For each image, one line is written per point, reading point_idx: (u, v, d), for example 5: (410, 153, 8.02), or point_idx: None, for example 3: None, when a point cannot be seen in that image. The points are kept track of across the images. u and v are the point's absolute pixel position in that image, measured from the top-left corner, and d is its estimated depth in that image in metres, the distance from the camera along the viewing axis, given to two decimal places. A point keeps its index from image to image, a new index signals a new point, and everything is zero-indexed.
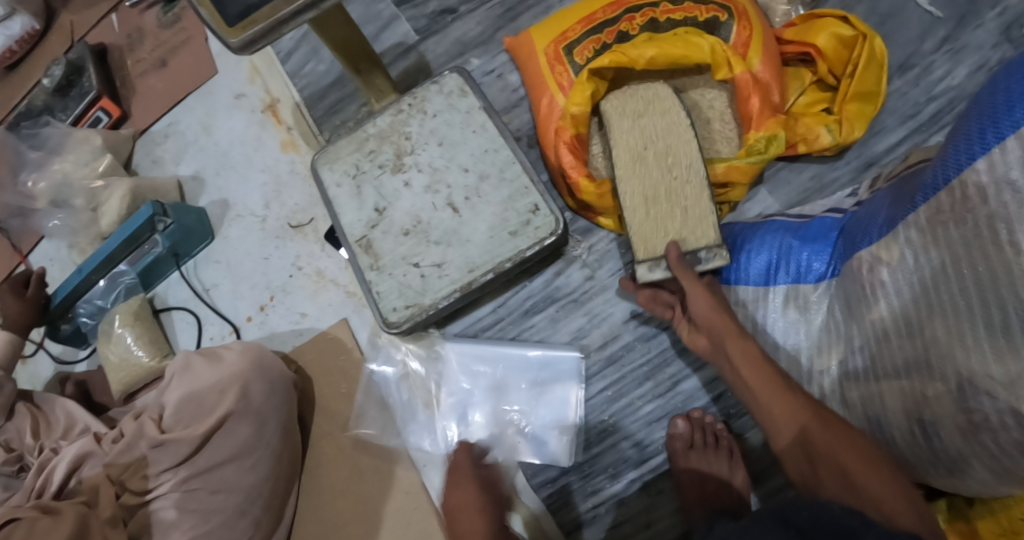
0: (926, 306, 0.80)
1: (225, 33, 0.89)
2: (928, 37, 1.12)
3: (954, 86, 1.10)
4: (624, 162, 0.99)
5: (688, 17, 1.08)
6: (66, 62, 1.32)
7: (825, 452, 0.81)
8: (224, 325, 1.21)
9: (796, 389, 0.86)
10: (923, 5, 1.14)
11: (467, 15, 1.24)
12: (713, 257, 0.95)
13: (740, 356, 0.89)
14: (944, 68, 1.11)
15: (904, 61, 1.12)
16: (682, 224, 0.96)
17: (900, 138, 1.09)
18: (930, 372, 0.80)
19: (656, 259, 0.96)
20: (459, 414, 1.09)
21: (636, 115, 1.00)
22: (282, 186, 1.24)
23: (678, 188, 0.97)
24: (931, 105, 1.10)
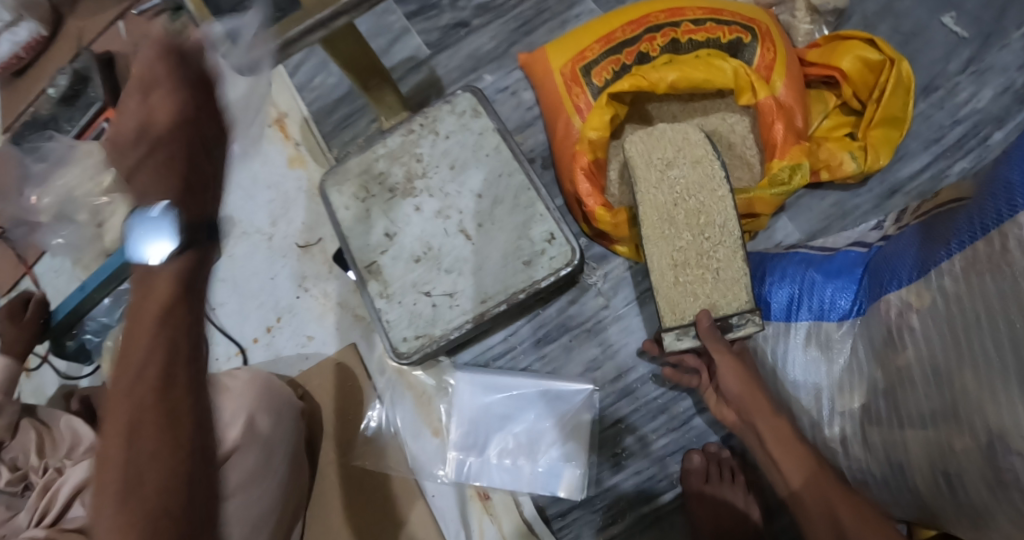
0: (955, 355, 0.75)
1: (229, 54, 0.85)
2: (954, 57, 1.07)
3: (979, 109, 1.05)
4: (652, 222, 0.92)
5: (711, 38, 1.03)
6: (72, 71, 1.30)
7: (830, 506, 0.82)
8: (231, 344, 1.17)
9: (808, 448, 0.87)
10: (948, 25, 1.08)
11: (480, 29, 1.20)
12: (746, 324, 0.88)
13: (755, 414, 0.89)
14: (970, 91, 1.06)
15: (927, 83, 1.07)
16: (715, 288, 0.90)
17: (925, 164, 1.05)
18: (957, 423, 0.75)
19: (686, 327, 0.90)
20: (469, 445, 1.06)
21: (665, 165, 0.93)
22: (288, 203, 1.21)
23: (711, 251, 0.91)
24: (956, 129, 1.05)
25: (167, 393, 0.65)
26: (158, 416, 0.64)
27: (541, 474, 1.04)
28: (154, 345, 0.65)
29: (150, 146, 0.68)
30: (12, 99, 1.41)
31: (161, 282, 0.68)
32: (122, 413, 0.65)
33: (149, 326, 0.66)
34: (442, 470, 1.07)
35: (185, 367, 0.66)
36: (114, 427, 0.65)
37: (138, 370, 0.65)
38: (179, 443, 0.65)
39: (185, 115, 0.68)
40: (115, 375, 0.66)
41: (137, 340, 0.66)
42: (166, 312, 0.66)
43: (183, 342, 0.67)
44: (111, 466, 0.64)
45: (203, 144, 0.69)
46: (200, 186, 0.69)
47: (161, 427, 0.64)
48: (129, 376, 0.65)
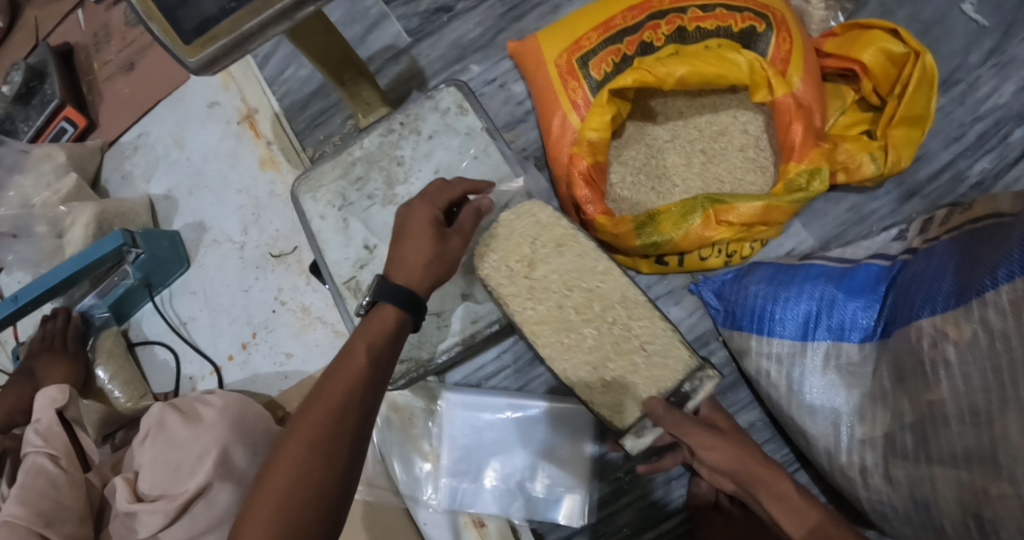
0: (998, 395, 0.69)
1: (181, 52, 0.75)
2: (975, 48, 0.96)
3: (1002, 105, 0.94)
4: (547, 336, 0.78)
5: (721, 26, 0.93)
6: (26, 67, 1.19)
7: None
8: (204, 364, 1.11)
9: (813, 500, 0.76)
10: (968, 13, 0.97)
11: (465, 14, 1.09)
12: (701, 386, 0.75)
13: (749, 470, 0.77)
14: (991, 85, 0.95)
15: (946, 76, 0.97)
16: (642, 378, 0.76)
17: (944, 165, 0.95)
18: (995, 468, 0.69)
19: (641, 422, 0.75)
20: (463, 470, 1.00)
21: (528, 268, 0.79)
22: (261, 209, 1.12)
23: (625, 333, 0.77)
24: (977, 126, 0.95)
25: (336, 441, 0.68)
26: (325, 460, 0.67)
27: (539, 500, 0.98)
28: (348, 395, 0.71)
29: (403, 223, 0.82)
30: None
31: (365, 343, 0.74)
32: (293, 454, 0.67)
33: (344, 380, 0.72)
34: (434, 495, 1.00)
35: (358, 421, 0.71)
36: (279, 468, 0.67)
37: (318, 413, 0.69)
38: (328, 489, 0.67)
39: (419, 211, 0.82)
40: (295, 417, 0.70)
41: (328, 392, 0.71)
42: (356, 374, 0.72)
43: (367, 401, 0.72)
44: (263, 508, 0.65)
45: (426, 231, 0.80)
46: (424, 258, 0.79)
47: (334, 435, 0.69)
48: (326, 418, 0.69)
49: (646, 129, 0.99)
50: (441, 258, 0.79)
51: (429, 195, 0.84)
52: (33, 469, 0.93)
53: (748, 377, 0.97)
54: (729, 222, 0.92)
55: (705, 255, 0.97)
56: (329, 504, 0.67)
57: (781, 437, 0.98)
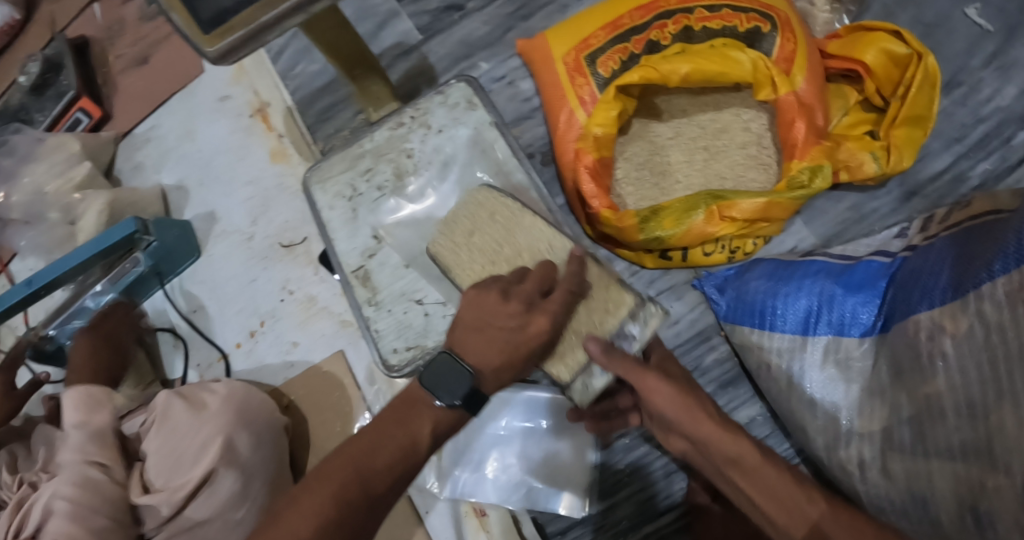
0: (993, 389, 0.70)
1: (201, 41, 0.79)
2: (978, 50, 0.98)
3: (1004, 107, 0.96)
4: None
5: (727, 26, 0.95)
6: (43, 58, 1.22)
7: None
8: (213, 350, 1.12)
9: (809, 489, 0.67)
10: (972, 16, 0.98)
11: (474, 12, 1.11)
12: (645, 323, 0.79)
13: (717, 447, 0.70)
14: (994, 87, 0.97)
15: (949, 78, 0.98)
16: (577, 319, 0.79)
17: (945, 166, 0.96)
18: (992, 461, 0.70)
19: (586, 368, 0.79)
20: (466, 460, 1.02)
21: (466, 236, 0.90)
22: (270, 201, 1.14)
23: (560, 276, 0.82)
24: (979, 128, 0.96)
25: (359, 521, 0.68)
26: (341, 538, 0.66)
27: (539, 491, 0.99)
28: (389, 478, 0.69)
29: (512, 324, 0.72)
30: None
31: (433, 420, 0.72)
32: (310, 522, 0.65)
33: (391, 456, 0.70)
34: (436, 484, 1.02)
35: (382, 505, 0.70)
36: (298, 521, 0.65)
37: (349, 483, 0.67)
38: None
39: (535, 325, 0.73)
40: (321, 474, 0.68)
41: (373, 466, 0.69)
42: (407, 457, 0.70)
43: (403, 482, 0.71)
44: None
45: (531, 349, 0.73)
46: (503, 368, 0.72)
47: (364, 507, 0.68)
48: (366, 490, 0.68)
49: (650, 126, 1.00)
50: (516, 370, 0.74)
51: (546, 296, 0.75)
52: (84, 483, 0.89)
53: (748, 371, 0.98)
54: (732, 218, 0.93)
55: (709, 250, 0.98)
56: None
57: (781, 432, 0.99)
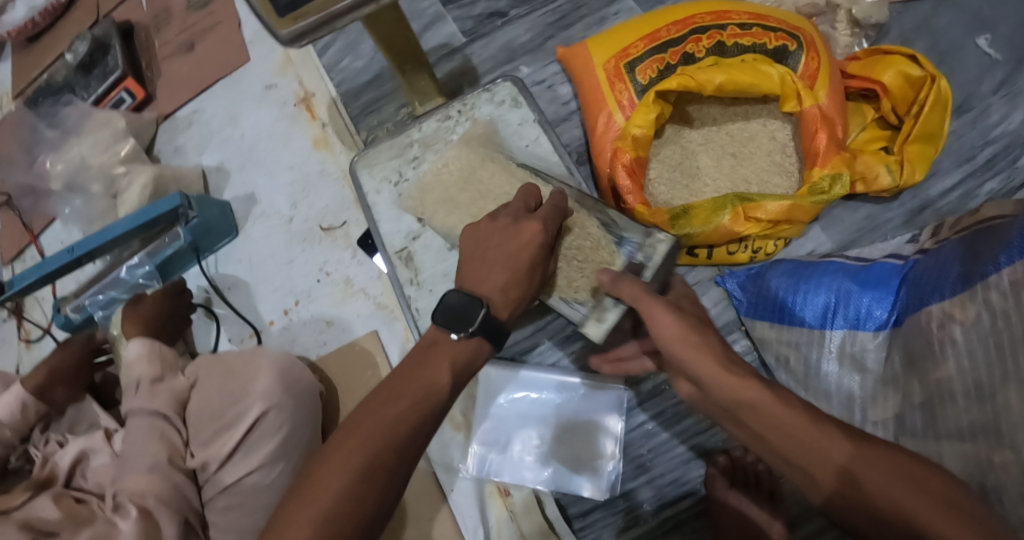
0: (1000, 370, 0.76)
1: (274, 23, 0.86)
2: (986, 79, 1.08)
3: (1010, 132, 1.05)
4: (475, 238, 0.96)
5: (757, 43, 1.03)
6: (91, 39, 1.25)
7: (885, 500, 0.62)
8: (245, 327, 1.15)
9: (832, 428, 0.65)
10: (981, 46, 1.09)
11: (517, 20, 1.19)
12: (653, 249, 0.85)
13: (734, 390, 0.68)
14: (1001, 113, 1.06)
15: (960, 102, 1.08)
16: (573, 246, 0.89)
17: (954, 182, 1.05)
18: (998, 438, 0.75)
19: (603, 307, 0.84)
20: (493, 440, 1.05)
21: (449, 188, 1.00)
22: (311, 185, 1.18)
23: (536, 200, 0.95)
24: (986, 150, 1.05)
25: (389, 466, 0.68)
26: (376, 489, 0.68)
27: (564, 474, 1.03)
28: (411, 423, 0.70)
29: (503, 235, 0.80)
30: (22, 67, 1.36)
31: (447, 361, 0.73)
32: (345, 472, 0.67)
33: (413, 400, 0.71)
34: (465, 465, 1.06)
35: (413, 454, 0.70)
36: (325, 481, 0.67)
37: (372, 435, 0.69)
38: (373, 517, 0.68)
39: (530, 230, 0.79)
40: (346, 430, 0.70)
41: (393, 415, 0.70)
42: (426, 400, 0.71)
43: (429, 428, 0.71)
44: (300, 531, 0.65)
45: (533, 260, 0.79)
46: (512, 279, 0.78)
47: (388, 458, 0.68)
48: (386, 441, 0.69)
49: (682, 132, 1.08)
50: (530, 284, 0.79)
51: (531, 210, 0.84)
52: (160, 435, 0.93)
53: (767, 365, 1.04)
54: (757, 219, 1.00)
55: (733, 249, 1.05)
56: (378, 516, 0.68)
57: None
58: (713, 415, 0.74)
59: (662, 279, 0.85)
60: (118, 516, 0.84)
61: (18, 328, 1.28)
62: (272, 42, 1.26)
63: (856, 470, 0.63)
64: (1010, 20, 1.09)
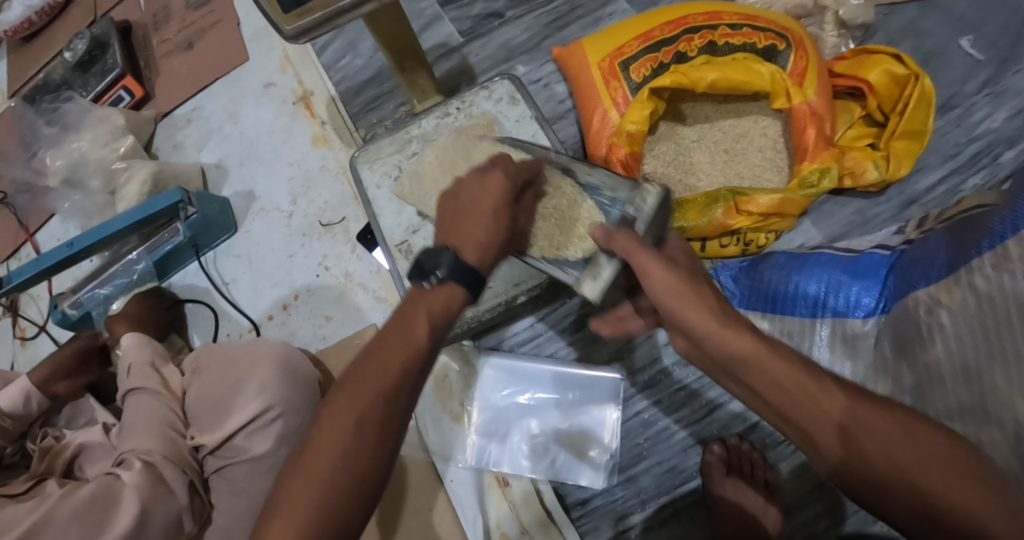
0: (987, 350, 0.78)
1: (279, 19, 0.86)
2: (970, 79, 1.12)
3: (994, 129, 1.09)
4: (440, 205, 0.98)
5: (747, 43, 1.06)
6: (90, 37, 1.26)
7: (877, 452, 0.61)
8: (243, 322, 1.16)
9: (823, 382, 0.64)
10: (965, 47, 1.13)
11: (514, 20, 1.22)
12: (642, 200, 0.82)
13: (724, 346, 0.69)
14: (985, 111, 1.10)
15: (945, 101, 1.12)
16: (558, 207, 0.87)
17: (941, 178, 1.08)
18: (985, 418, 0.77)
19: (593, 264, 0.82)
20: (492, 431, 1.07)
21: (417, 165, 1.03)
22: (311, 181, 1.20)
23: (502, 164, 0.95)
24: (971, 146, 1.09)
25: (381, 428, 0.68)
26: (372, 444, 0.67)
27: (563, 464, 1.06)
28: (398, 377, 0.69)
29: (472, 191, 0.78)
30: (18, 65, 1.37)
31: (427, 319, 0.72)
32: (340, 438, 0.66)
33: (401, 364, 0.69)
34: (465, 457, 1.07)
35: (406, 413, 0.70)
36: (322, 448, 0.66)
37: (363, 393, 0.68)
38: (375, 473, 0.67)
39: (496, 181, 0.79)
40: (342, 390, 0.69)
41: (383, 381, 0.68)
42: (414, 355, 0.70)
43: (417, 387, 0.70)
44: (303, 489, 0.65)
45: (500, 207, 0.77)
46: (486, 235, 0.76)
47: (383, 421, 0.68)
48: (378, 404, 0.68)
49: (676, 128, 1.11)
50: (502, 233, 0.77)
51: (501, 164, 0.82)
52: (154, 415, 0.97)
53: None
54: (748, 212, 1.03)
55: (725, 242, 1.08)
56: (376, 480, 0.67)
57: None
58: (717, 373, 0.74)
59: (657, 233, 0.82)
60: (122, 469, 0.90)
61: (13, 325, 1.27)
62: (271, 41, 1.28)
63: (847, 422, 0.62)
64: (992, 22, 1.13)
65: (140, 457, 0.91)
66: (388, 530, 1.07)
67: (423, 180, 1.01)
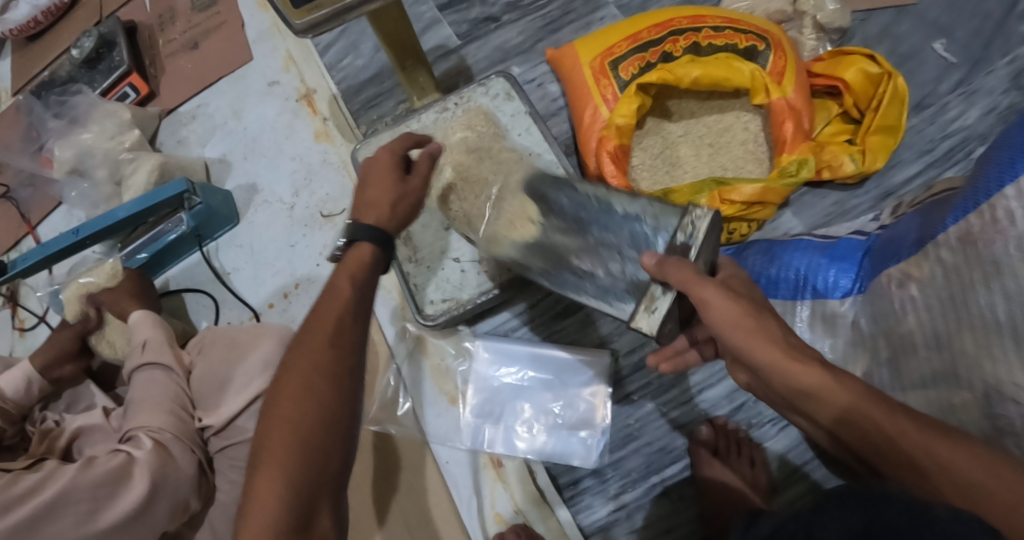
0: (954, 319, 0.82)
1: (290, 14, 0.89)
2: (944, 79, 1.19)
3: (966, 126, 1.16)
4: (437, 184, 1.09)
5: (729, 44, 1.12)
6: (98, 35, 1.31)
7: (915, 450, 0.68)
8: (244, 310, 1.19)
9: (852, 383, 0.71)
10: (939, 50, 1.21)
11: (510, 24, 1.29)
12: (694, 228, 0.80)
13: (771, 366, 0.73)
14: (958, 109, 1.17)
15: (920, 100, 1.19)
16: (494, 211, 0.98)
17: (916, 171, 1.15)
18: (957, 382, 0.82)
19: (650, 297, 0.79)
20: (487, 414, 1.11)
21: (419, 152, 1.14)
22: (313, 175, 1.24)
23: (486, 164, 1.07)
24: (945, 142, 1.16)
25: (332, 363, 0.77)
26: (328, 385, 0.76)
27: (553, 443, 1.09)
28: (336, 327, 0.80)
29: (368, 180, 0.90)
30: (23, 63, 1.41)
31: (348, 276, 0.83)
32: (301, 378, 0.76)
33: (336, 312, 0.80)
34: (460, 439, 1.11)
35: (351, 345, 0.80)
36: (287, 397, 0.75)
37: (309, 346, 0.78)
38: (340, 413, 0.76)
39: (382, 158, 0.90)
40: (292, 353, 0.79)
41: (327, 328, 0.79)
42: (345, 307, 0.81)
43: (354, 327, 0.81)
44: (282, 434, 0.73)
45: (387, 174, 0.89)
46: (394, 198, 0.87)
47: (333, 361, 0.77)
48: (325, 346, 0.78)
49: (663, 124, 1.18)
50: (404, 194, 0.88)
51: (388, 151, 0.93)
52: (166, 392, 1.00)
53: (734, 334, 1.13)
54: (732, 201, 1.07)
55: None
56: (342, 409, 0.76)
57: None
58: (770, 395, 0.79)
59: (708, 258, 0.82)
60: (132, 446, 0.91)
61: (13, 316, 1.29)
62: (274, 41, 1.33)
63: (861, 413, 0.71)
64: (963, 27, 1.21)
65: (150, 435, 0.93)
66: (382, 505, 1.10)
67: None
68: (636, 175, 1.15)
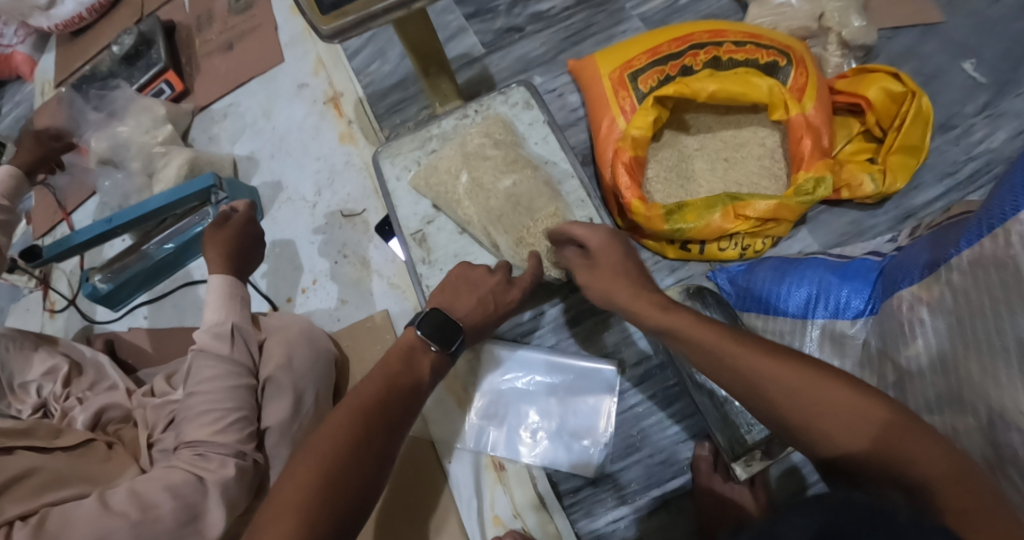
0: (961, 343, 0.80)
1: (317, 19, 0.92)
2: (970, 101, 1.17)
3: (993, 149, 1.14)
4: (440, 180, 1.12)
5: (750, 59, 1.12)
6: (138, 33, 1.36)
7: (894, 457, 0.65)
8: (262, 303, 1.22)
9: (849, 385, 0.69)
10: (968, 71, 1.19)
11: (533, 35, 1.31)
12: None
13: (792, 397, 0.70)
14: (984, 132, 1.15)
15: (946, 121, 1.17)
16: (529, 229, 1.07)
17: (939, 193, 1.13)
18: (962, 407, 0.80)
19: (750, 454, 0.97)
20: (497, 418, 1.12)
21: (432, 149, 1.17)
22: (336, 175, 1.28)
23: (497, 165, 1.11)
24: (969, 165, 1.14)
25: (382, 440, 0.80)
26: (374, 462, 0.78)
27: (557, 452, 1.09)
28: (402, 407, 0.83)
29: (492, 310, 0.94)
30: (67, 56, 1.48)
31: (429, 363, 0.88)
32: (346, 440, 0.77)
33: (404, 390, 0.84)
34: (469, 440, 1.12)
35: (404, 431, 0.83)
36: (327, 453, 0.76)
37: (368, 411, 0.81)
38: (371, 484, 0.77)
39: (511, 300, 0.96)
40: (342, 414, 0.81)
41: (388, 406, 0.82)
42: (414, 388, 0.85)
43: (412, 413, 0.85)
44: (309, 489, 0.73)
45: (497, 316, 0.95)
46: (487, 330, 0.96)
47: (382, 441, 0.80)
48: (384, 422, 0.81)
49: (679, 137, 1.18)
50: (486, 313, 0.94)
51: (512, 285, 0.97)
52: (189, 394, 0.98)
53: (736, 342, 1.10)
54: (746, 216, 1.07)
55: (723, 246, 1.13)
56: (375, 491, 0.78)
57: None
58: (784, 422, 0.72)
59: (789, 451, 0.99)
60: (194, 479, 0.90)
61: (45, 298, 1.36)
62: (305, 46, 1.38)
63: (889, 435, 0.66)
64: (993, 48, 1.20)
65: (217, 452, 0.92)
66: (401, 504, 1.11)
67: (440, 172, 1.12)
68: (651, 185, 1.15)
